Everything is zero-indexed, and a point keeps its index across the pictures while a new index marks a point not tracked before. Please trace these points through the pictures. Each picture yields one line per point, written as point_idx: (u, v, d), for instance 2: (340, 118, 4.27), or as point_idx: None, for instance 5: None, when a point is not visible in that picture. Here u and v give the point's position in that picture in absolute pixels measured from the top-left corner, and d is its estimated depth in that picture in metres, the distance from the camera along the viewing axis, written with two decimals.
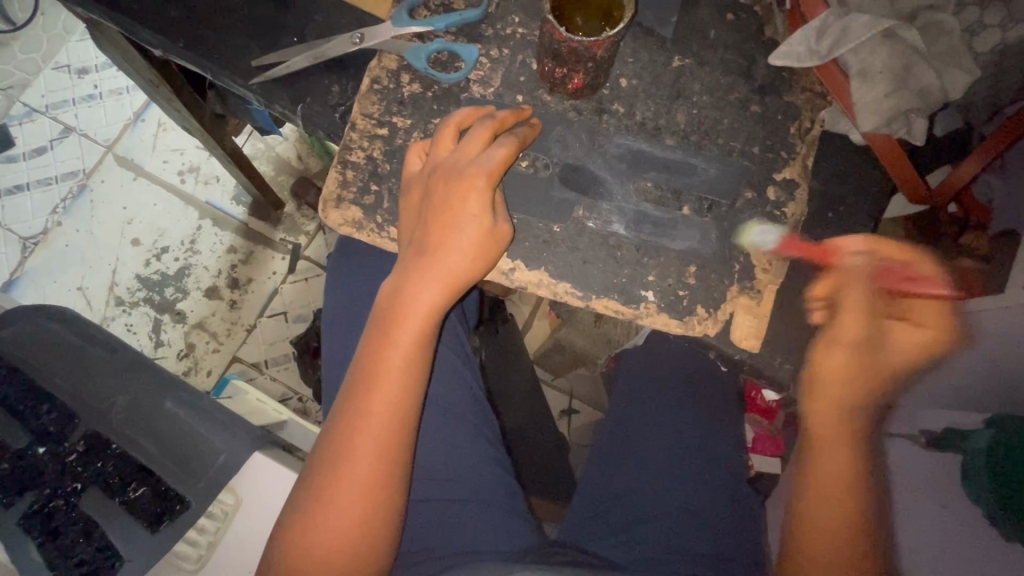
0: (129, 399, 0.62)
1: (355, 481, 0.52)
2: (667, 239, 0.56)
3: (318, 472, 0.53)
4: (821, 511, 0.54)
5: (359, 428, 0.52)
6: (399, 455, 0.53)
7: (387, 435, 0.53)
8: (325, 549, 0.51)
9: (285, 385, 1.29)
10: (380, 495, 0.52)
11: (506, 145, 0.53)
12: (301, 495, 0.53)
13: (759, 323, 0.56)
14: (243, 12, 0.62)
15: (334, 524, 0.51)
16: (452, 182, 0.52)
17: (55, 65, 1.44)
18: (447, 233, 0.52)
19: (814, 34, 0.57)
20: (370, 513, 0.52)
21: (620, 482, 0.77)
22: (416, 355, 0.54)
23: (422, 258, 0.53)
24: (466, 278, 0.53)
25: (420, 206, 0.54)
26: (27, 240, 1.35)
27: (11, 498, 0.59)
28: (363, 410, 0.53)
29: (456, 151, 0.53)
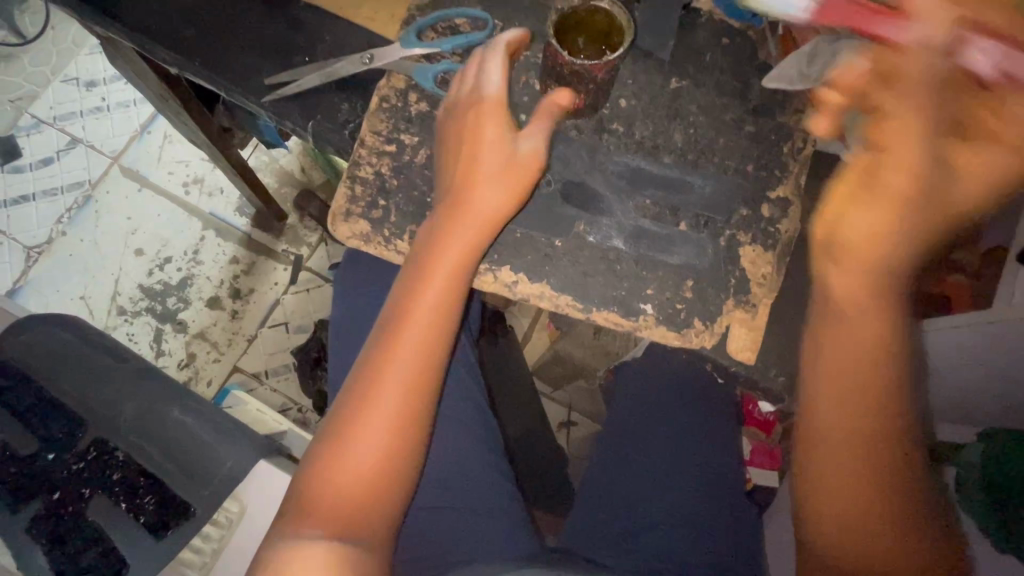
0: (135, 407, 0.63)
1: (385, 397, 0.54)
2: (665, 254, 0.58)
3: (350, 394, 0.55)
4: (847, 466, 0.53)
5: (386, 369, 0.54)
6: (424, 401, 0.55)
7: (413, 378, 0.54)
8: (346, 491, 0.52)
9: (285, 396, 1.29)
10: (403, 439, 0.54)
11: (497, 56, 0.57)
12: (322, 437, 0.54)
13: (754, 336, 0.57)
14: (256, 32, 0.65)
15: (356, 463, 0.52)
16: (469, 114, 0.56)
17: (64, 77, 1.47)
18: (473, 165, 0.56)
19: (805, 59, 0.58)
20: (398, 427, 0.53)
21: (619, 494, 0.78)
22: (448, 280, 0.56)
23: (448, 206, 0.56)
24: (494, 205, 0.56)
25: (445, 144, 0.57)
26: (31, 248, 1.37)
27: (17, 505, 0.60)
28: (388, 354, 0.55)
29: (463, 85, 0.57)
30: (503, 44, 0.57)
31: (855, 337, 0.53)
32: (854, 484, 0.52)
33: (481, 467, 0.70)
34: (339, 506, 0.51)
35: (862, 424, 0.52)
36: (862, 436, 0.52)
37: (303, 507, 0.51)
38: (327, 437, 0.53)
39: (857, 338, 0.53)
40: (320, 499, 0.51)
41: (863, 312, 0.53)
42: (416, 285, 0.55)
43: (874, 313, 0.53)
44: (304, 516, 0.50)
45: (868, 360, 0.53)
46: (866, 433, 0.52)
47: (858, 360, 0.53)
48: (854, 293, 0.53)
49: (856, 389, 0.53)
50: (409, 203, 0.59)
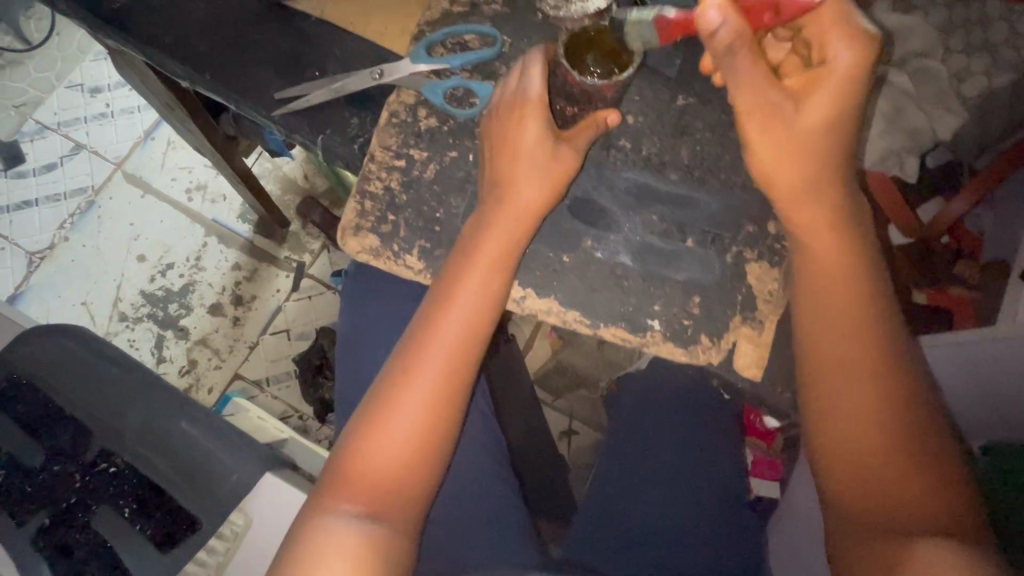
0: (142, 419, 0.63)
1: (419, 388, 0.53)
2: (672, 270, 0.59)
3: (384, 383, 0.54)
4: (867, 459, 0.50)
5: (422, 355, 0.54)
6: (459, 392, 0.54)
7: (449, 367, 0.54)
8: (376, 476, 0.52)
9: (286, 403, 1.29)
10: (436, 428, 0.53)
11: (537, 58, 0.56)
12: (356, 420, 0.54)
13: (760, 352, 0.58)
14: (267, 47, 0.65)
15: (387, 448, 0.52)
16: (511, 112, 0.56)
17: (69, 84, 1.47)
18: (514, 161, 0.55)
19: None
20: (430, 419, 0.53)
21: (623, 506, 0.78)
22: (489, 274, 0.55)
23: (493, 200, 0.56)
24: (536, 202, 0.56)
25: (488, 141, 0.57)
26: (34, 254, 1.37)
27: (25, 516, 0.60)
28: (426, 341, 0.54)
29: (507, 88, 0.57)
30: (542, 50, 0.57)
31: (827, 311, 0.52)
32: (876, 461, 0.50)
33: (491, 479, 0.71)
34: (370, 490, 0.51)
35: (861, 397, 0.51)
36: (869, 410, 0.50)
37: (335, 490, 0.51)
38: (361, 419, 0.53)
39: (834, 312, 0.52)
40: (351, 482, 0.51)
41: (834, 285, 0.52)
42: (457, 273, 0.55)
43: (850, 286, 0.52)
44: (337, 498, 0.51)
45: (849, 329, 0.52)
46: (871, 406, 0.50)
47: (837, 333, 0.52)
48: (827, 266, 0.53)
49: (846, 364, 0.51)
50: (418, 217, 0.59)
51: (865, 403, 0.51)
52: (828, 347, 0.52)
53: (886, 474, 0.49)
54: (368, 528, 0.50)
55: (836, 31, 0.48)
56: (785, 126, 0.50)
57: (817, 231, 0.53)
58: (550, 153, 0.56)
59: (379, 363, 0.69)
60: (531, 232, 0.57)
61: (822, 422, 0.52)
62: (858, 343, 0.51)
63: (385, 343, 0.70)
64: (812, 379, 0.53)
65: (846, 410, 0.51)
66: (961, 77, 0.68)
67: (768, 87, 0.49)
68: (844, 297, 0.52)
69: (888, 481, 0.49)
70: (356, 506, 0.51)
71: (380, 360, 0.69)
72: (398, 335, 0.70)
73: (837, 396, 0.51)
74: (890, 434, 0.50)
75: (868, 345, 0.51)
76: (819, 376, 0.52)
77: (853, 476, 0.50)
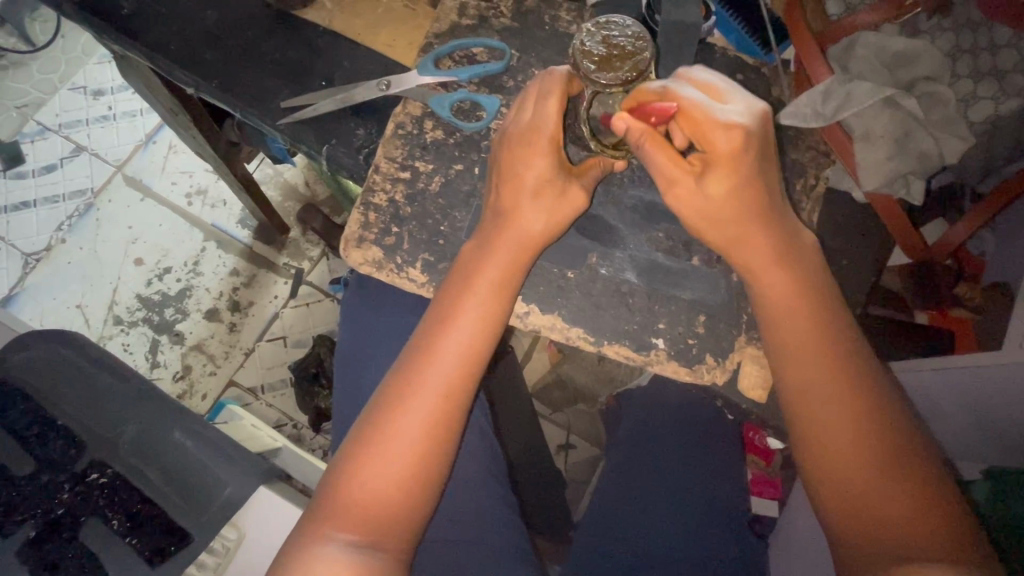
0: (136, 429, 0.62)
1: (419, 413, 0.52)
2: (678, 288, 0.58)
3: (381, 406, 0.53)
4: (867, 494, 0.49)
5: (421, 381, 0.53)
6: (456, 420, 0.53)
7: (449, 393, 0.53)
8: (371, 503, 0.51)
9: (281, 411, 1.28)
10: (431, 456, 0.52)
11: (554, 88, 0.53)
12: (350, 442, 0.53)
13: (766, 373, 0.57)
14: (274, 56, 0.65)
15: (383, 474, 0.51)
16: (523, 141, 0.54)
17: (72, 86, 1.47)
18: (522, 189, 0.54)
19: (819, 97, 0.63)
20: (430, 445, 0.52)
21: (623, 525, 0.76)
22: (495, 298, 0.54)
23: (497, 223, 0.55)
24: (542, 233, 0.55)
25: (494, 166, 0.56)
26: (29, 255, 1.35)
27: (10, 528, 0.59)
28: (425, 363, 0.53)
29: (519, 117, 0.55)
30: (559, 79, 0.54)
31: (806, 341, 0.52)
32: (870, 487, 0.48)
33: (485, 497, 0.69)
34: (364, 518, 0.50)
35: (852, 426, 0.50)
36: (859, 436, 0.50)
37: (328, 516, 0.50)
38: (356, 443, 0.52)
39: (814, 341, 0.52)
40: (345, 508, 0.50)
41: (825, 317, 0.52)
42: (458, 298, 0.54)
43: (826, 319, 0.52)
44: (332, 525, 0.50)
45: (839, 360, 0.51)
46: (862, 432, 0.50)
47: (825, 362, 0.51)
48: (790, 298, 0.52)
49: (833, 386, 0.51)
50: (423, 230, 0.59)
51: (857, 428, 0.50)
52: (809, 376, 0.51)
53: (884, 501, 0.48)
54: (359, 556, 0.49)
55: (709, 125, 0.48)
56: (692, 208, 0.51)
57: (781, 270, 0.52)
58: (560, 187, 0.55)
59: (376, 376, 0.68)
60: (533, 257, 0.56)
61: (811, 445, 0.51)
62: (853, 372, 0.51)
63: (384, 356, 0.69)
64: (798, 406, 0.52)
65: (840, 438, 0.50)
66: (967, 101, 0.68)
67: (669, 179, 0.51)
68: (827, 329, 0.52)
69: (888, 509, 0.48)
70: (350, 533, 0.50)
71: (378, 373, 0.68)
72: (397, 349, 0.69)
73: (830, 424, 0.50)
74: (885, 461, 0.49)
75: (859, 374, 0.51)
76: (808, 404, 0.51)
77: (848, 501, 0.49)
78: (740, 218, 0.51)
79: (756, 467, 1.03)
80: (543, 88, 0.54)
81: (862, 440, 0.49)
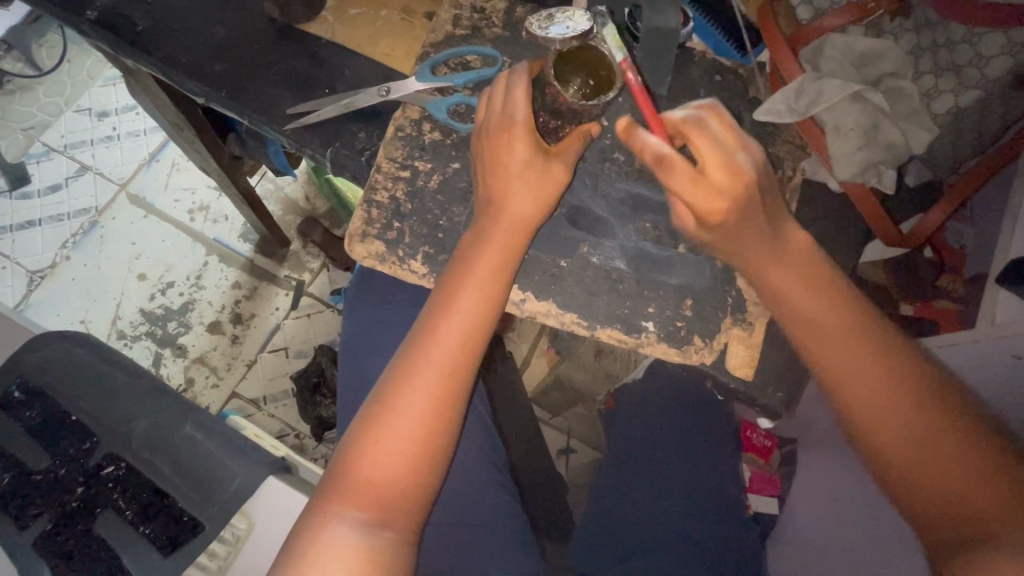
0: (149, 424, 0.64)
1: (421, 393, 0.54)
2: (665, 273, 0.61)
3: (385, 389, 0.55)
4: (887, 416, 0.51)
5: (423, 361, 0.55)
6: (459, 401, 0.56)
7: (450, 374, 0.55)
8: (379, 480, 0.53)
9: (283, 422, 1.29)
10: (434, 435, 0.54)
11: (520, 81, 0.58)
12: (357, 423, 0.55)
13: (752, 352, 0.60)
14: (280, 67, 0.69)
15: (389, 451, 0.53)
16: (498, 134, 0.58)
17: (77, 108, 1.51)
18: (508, 181, 0.58)
19: (792, 94, 0.65)
20: (434, 425, 0.54)
21: (624, 512, 0.79)
22: (493, 284, 0.57)
23: (492, 213, 0.58)
24: (533, 221, 0.58)
25: (478, 164, 0.60)
26: (34, 273, 1.38)
27: (26, 521, 0.61)
28: (428, 345, 0.56)
29: (493, 112, 0.59)
30: (524, 72, 0.59)
31: (809, 294, 0.55)
32: (885, 405, 0.51)
33: (490, 483, 0.74)
34: (375, 496, 0.52)
35: (850, 351, 0.53)
36: (897, 405, 0.51)
37: (335, 495, 0.52)
38: (362, 426, 0.54)
39: (807, 280, 0.55)
40: (353, 485, 0.52)
41: (802, 271, 0.55)
42: (458, 285, 0.57)
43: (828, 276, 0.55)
44: (342, 505, 0.52)
45: (825, 303, 0.54)
46: (908, 403, 0.51)
47: (829, 313, 0.54)
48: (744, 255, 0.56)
49: (846, 337, 0.53)
50: (423, 224, 0.62)
51: (863, 361, 0.52)
52: (808, 312, 0.54)
53: (892, 422, 0.51)
54: (370, 536, 0.51)
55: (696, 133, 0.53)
56: (705, 152, 0.53)
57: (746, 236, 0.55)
58: (540, 169, 0.58)
59: (381, 368, 0.71)
60: (527, 245, 0.59)
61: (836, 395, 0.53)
62: (845, 316, 0.54)
63: (384, 348, 0.72)
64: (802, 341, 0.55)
65: (839, 368, 0.53)
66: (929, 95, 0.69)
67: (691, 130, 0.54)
68: (835, 287, 0.55)
69: (901, 441, 0.51)
70: (361, 512, 0.52)
71: (380, 364, 0.72)
72: (398, 340, 0.72)
73: (846, 375, 0.53)
74: (889, 382, 0.52)
75: (842, 318, 0.54)
76: (807, 338, 0.55)
77: (905, 471, 0.50)
78: (709, 201, 0.53)
79: (755, 464, 1.05)
80: (512, 82, 0.59)
81: (893, 391, 0.51)
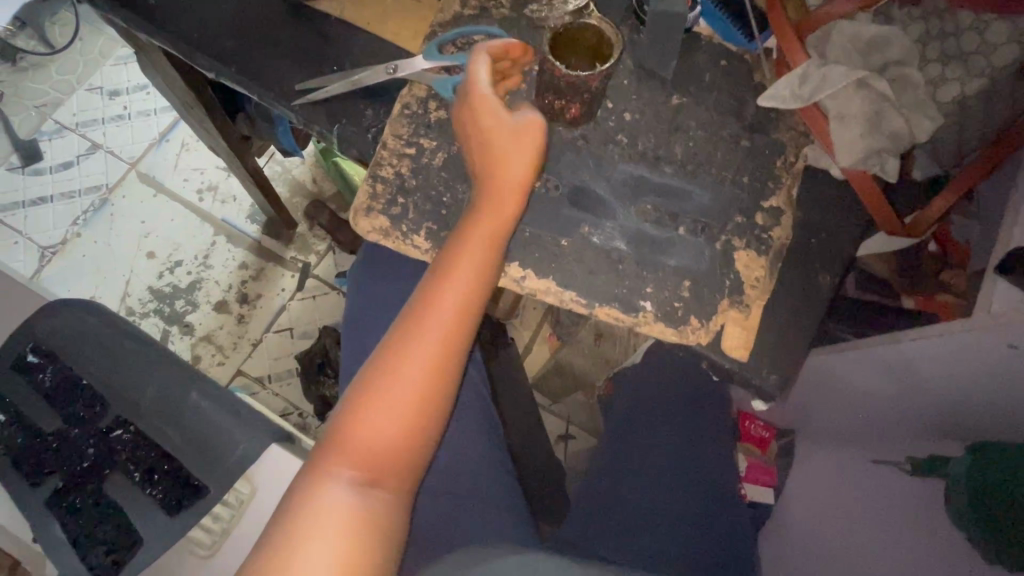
0: (156, 391, 0.66)
1: (417, 361, 0.55)
2: (664, 254, 0.62)
3: (381, 356, 0.56)
4: None
5: (419, 330, 0.56)
6: (453, 370, 0.57)
7: (445, 342, 0.56)
8: (375, 445, 0.54)
9: (287, 400, 1.32)
10: (430, 403, 0.55)
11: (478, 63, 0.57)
12: (353, 391, 0.55)
13: (746, 335, 0.61)
14: (289, 44, 0.70)
15: (386, 416, 0.54)
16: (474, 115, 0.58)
17: (89, 86, 1.53)
18: (498, 156, 0.58)
19: (796, 80, 0.64)
20: (428, 392, 0.55)
21: (618, 491, 0.81)
22: (487, 256, 0.58)
23: (486, 187, 0.59)
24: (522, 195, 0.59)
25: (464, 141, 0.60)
26: (46, 248, 1.41)
27: (37, 481, 0.63)
28: (423, 314, 0.56)
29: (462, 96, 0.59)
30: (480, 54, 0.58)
31: None
32: None
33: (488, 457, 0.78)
34: (370, 461, 0.53)
35: None
36: None
37: (331, 460, 0.53)
38: (358, 393, 0.55)
39: None
40: (349, 449, 0.53)
41: None
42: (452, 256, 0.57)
43: None
44: (337, 469, 0.52)
45: None
46: None
47: None
48: None
49: None
50: (427, 201, 0.63)
51: None
52: None
53: None
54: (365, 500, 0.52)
55: None
56: None
57: None
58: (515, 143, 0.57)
59: None
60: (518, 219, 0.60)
61: None
62: None
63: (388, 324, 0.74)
64: None
65: None
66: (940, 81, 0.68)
67: None
68: None
69: None
70: (357, 475, 0.53)
71: None
72: None
73: None
74: None
75: None
76: None
77: None
78: None
79: (753, 455, 1.06)
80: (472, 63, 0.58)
81: None
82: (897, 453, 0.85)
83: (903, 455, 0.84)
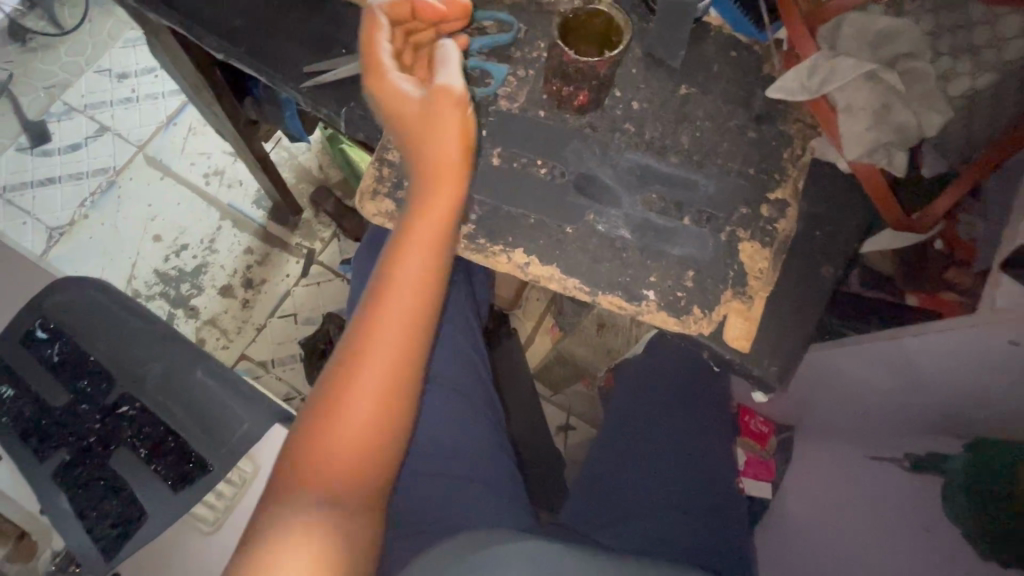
0: (162, 369, 0.67)
1: (377, 357, 0.50)
2: (668, 244, 0.62)
3: (338, 358, 0.51)
4: None
5: (375, 323, 0.51)
6: (418, 361, 0.52)
7: (406, 331, 0.51)
8: (337, 454, 0.48)
9: (289, 385, 1.33)
10: (396, 399, 0.50)
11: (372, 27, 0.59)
12: (309, 401, 0.50)
13: (748, 326, 0.61)
14: (298, 27, 0.70)
15: (348, 420, 0.49)
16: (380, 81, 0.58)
17: (98, 68, 1.53)
18: (433, 123, 0.56)
19: (805, 71, 0.64)
20: (393, 387, 0.50)
21: (617, 480, 0.81)
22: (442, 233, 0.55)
23: (438, 163, 0.56)
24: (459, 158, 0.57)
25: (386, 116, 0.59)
26: (54, 229, 1.41)
27: (44, 455, 0.64)
28: (378, 305, 0.52)
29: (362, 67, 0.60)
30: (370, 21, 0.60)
31: None
32: None
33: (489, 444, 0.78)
34: (332, 471, 0.47)
35: None
36: None
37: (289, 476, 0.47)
38: (314, 403, 0.49)
39: None
40: (307, 462, 0.48)
41: None
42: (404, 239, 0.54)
43: None
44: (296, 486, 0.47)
45: None
46: None
47: None
48: None
49: None
50: None
51: None
52: None
53: None
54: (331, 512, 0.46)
55: None
56: None
57: None
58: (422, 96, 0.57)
59: None
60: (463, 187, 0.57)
61: None
62: None
63: None
64: None
65: None
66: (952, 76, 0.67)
67: None
68: None
69: None
70: (318, 488, 0.47)
71: None
72: None
73: None
74: None
75: None
76: None
77: None
78: None
79: (750, 449, 1.02)
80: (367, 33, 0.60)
81: None
82: (896, 449, 0.86)
83: (901, 452, 0.85)
